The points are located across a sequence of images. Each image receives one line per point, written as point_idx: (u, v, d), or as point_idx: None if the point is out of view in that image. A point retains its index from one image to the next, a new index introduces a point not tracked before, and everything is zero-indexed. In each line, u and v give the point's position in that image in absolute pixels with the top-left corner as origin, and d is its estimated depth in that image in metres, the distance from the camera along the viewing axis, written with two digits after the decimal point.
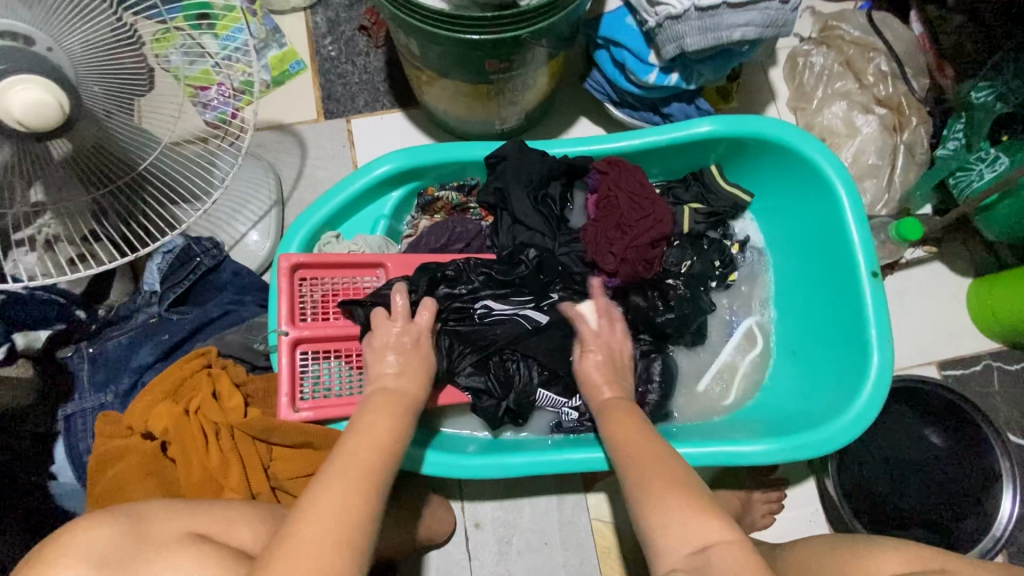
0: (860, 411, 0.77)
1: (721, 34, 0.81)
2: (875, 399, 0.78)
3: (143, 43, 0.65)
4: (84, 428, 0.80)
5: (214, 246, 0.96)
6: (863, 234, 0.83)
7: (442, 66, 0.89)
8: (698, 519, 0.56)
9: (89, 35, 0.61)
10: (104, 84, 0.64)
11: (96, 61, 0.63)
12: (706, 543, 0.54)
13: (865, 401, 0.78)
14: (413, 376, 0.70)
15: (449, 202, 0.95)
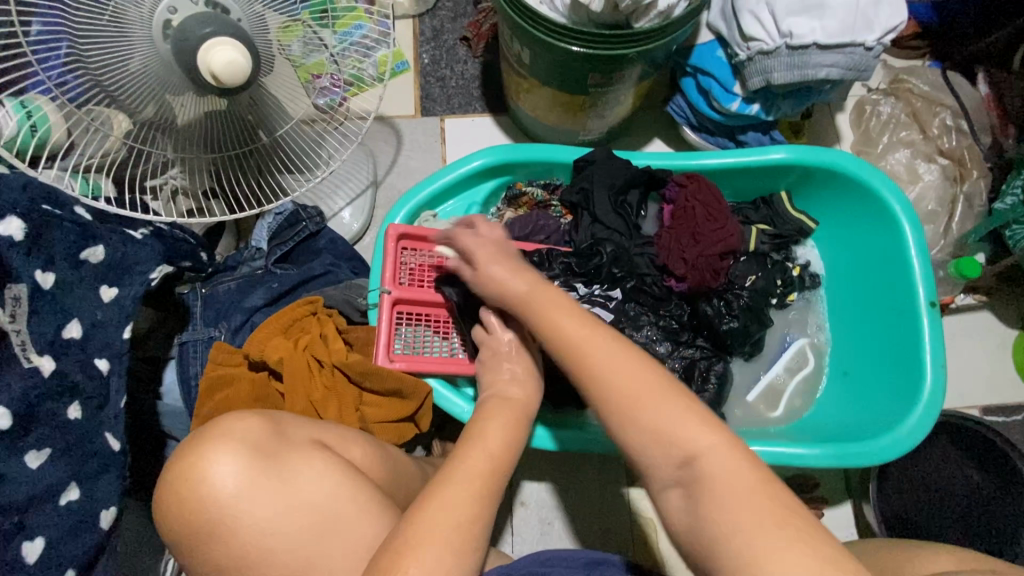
0: (913, 428, 0.82)
1: (807, 72, 0.90)
2: (927, 419, 0.82)
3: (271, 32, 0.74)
4: (195, 356, 0.88)
5: (318, 214, 1.06)
6: (924, 266, 0.89)
7: (548, 79, 1.00)
8: None
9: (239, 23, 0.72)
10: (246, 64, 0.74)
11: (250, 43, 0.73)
12: None
13: (917, 419, 0.82)
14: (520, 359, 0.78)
15: (533, 198, 1.05)
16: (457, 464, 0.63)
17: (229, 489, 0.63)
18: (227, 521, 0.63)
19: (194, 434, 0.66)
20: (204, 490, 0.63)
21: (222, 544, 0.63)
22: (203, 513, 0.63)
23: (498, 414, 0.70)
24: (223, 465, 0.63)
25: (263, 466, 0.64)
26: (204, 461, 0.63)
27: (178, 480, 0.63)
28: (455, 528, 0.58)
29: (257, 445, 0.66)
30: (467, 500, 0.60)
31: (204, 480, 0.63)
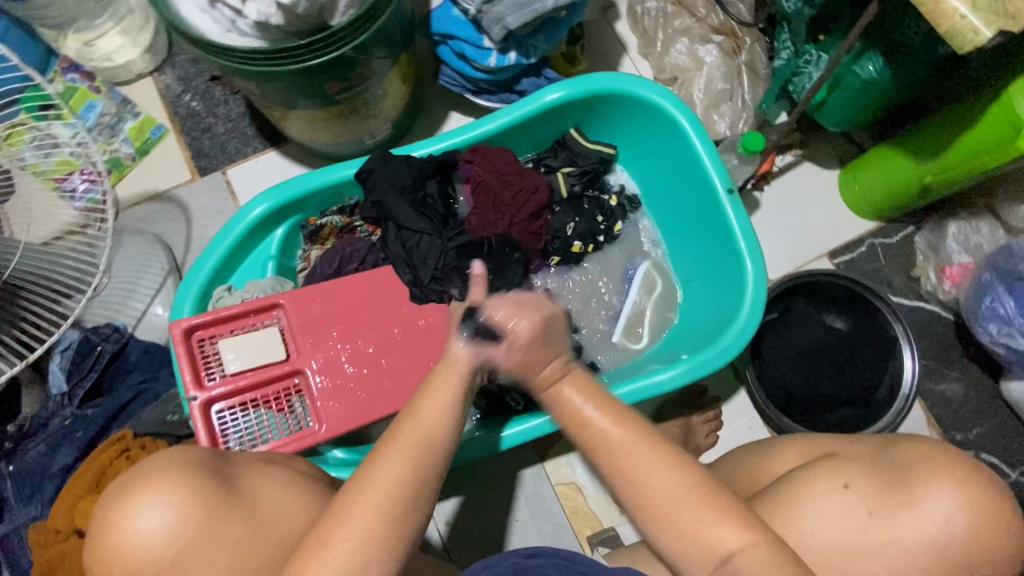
0: (745, 319, 0.83)
1: (536, 6, 0.85)
2: (757, 302, 0.84)
3: None
4: (21, 547, 0.79)
5: (115, 331, 0.96)
6: (712, 157, 0.89)
7: (287, 99, 0.89)
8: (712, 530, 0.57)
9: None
10: None
11: None
12: (728, 551, 0.56)
13: (748, 308, 0.84)
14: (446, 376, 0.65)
15: (333, 226, 0.97)
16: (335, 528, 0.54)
17: (156, 543, 0.55)
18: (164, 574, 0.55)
19: (118, 483, 0.58)
20: (125, 549, 0.55)
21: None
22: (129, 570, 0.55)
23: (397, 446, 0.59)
24: (146, 514, 0.55)
25: (193, 513, 0.56)
26: (123, 513, 0.55)
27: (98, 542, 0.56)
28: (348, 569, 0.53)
29: (191, 493, 0.57)
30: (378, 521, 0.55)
31: (125, 537, 0.55)
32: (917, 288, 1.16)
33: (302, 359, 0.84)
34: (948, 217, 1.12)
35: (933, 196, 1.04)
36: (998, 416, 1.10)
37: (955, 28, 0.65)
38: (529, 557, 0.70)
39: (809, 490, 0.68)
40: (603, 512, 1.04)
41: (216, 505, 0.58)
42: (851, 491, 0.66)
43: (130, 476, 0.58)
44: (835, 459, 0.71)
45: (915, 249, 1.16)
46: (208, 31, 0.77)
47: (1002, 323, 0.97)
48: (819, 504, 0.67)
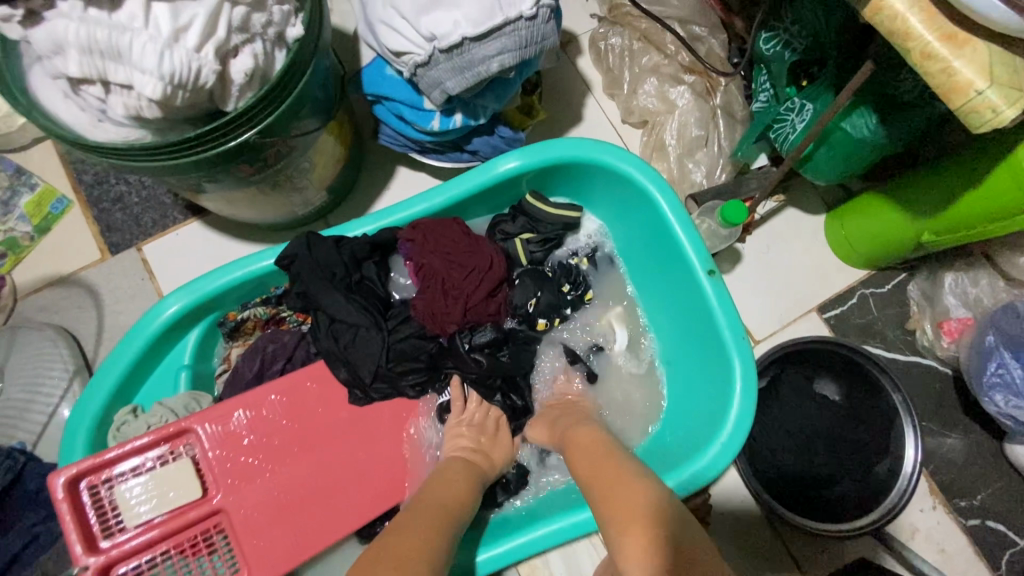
0: (735, 424, 0.73)
1: (478, 70, 0.72)
2: (748, 402, 0.74)
3: None
4: None
5: (8, 458, 0.83)
6: (688, 234, 0.78)
7: (193, 185, 0.76)
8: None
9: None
10: None
11: None
12: None
13: (738, 411, 0.74)
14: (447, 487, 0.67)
15: (257, 319, 0.84)
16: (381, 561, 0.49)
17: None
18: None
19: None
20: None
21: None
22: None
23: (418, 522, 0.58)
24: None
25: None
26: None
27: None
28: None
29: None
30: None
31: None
32: (913, 342, 1.07)
33: (222, 493, 0.72)
34: (944, 267, 1.03)
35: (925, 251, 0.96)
36: (1004, 480, 1.02)
37: (968, 104, 0.55)
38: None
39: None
40: None
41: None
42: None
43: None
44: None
45: (908, 299, 1.08)
46: (73, 123, 0.62)
47: (1008, 392, 0.89)
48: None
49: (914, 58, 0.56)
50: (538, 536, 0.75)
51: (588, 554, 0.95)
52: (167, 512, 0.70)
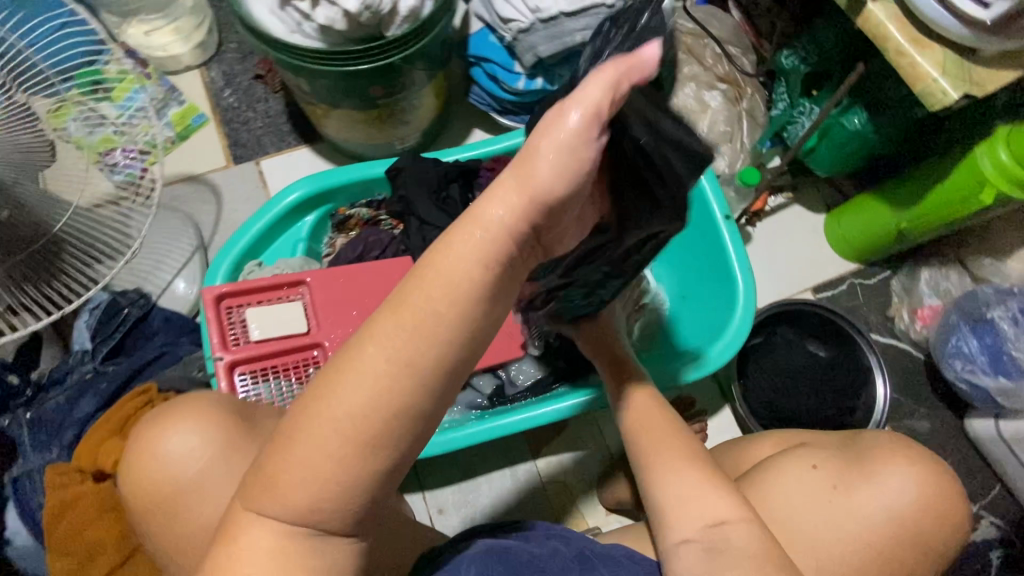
0: (736, 329, 0.92)
1: (566, 39, 0.95)
2: (747, 316, 0.92)
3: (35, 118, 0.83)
4: (34, 487, 0.82)
5: (141, 297, 1.00)
6: (713, 185, 0.98)
7: (332, 98, 0.98)
8: (707, 498, 0.65)
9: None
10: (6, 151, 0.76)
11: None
12: (717, 519, 0.63)
13: (739, 321, 0.92)
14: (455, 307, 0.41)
15: (361, 218, 1.05)
16: (326, 408, 0.42)
17: (187, 466, 0.61)
18: (178, 500, 0.61)
19: (149, 414, 0.65)
20: (159, 470, 0.61)
21: (170, 519, 0.62)
22: (156, 495, 0.62)
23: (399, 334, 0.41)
24: (178, 437, 0.61)
25: (219, 446, 0.61)
26: (155, 436, 0.62)
27: (133, 469, 0.62)
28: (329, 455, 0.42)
29: (220, 431, 0.62)
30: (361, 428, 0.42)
31: (156, 459, 0.61)
32: (891, 327, 1.25)
33: (323, 332, 0.90)
34: (921, 265, 1.22)
35: (906, 242, 1.15)
36: (959, 450, 1.18)
37: (926, 89, 0.77)
38: (527, 528, 0.75)
39: (783, 474, 0.77)
40: (589, 511, 1.09)
41: (234, 442, 0.62)
42: (819, 471, 0.76)
43: (158, 411, 0.64)
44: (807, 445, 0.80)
45: (891, 291, 1.26)
46: (275, 31, 0.86)
47: (966, 360, 1.07)
48: (792, 486, 0.76)
49: (891, 54, 0.79)
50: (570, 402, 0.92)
51: (598, 459, 1.11)
52: (283, 336, 0.88)
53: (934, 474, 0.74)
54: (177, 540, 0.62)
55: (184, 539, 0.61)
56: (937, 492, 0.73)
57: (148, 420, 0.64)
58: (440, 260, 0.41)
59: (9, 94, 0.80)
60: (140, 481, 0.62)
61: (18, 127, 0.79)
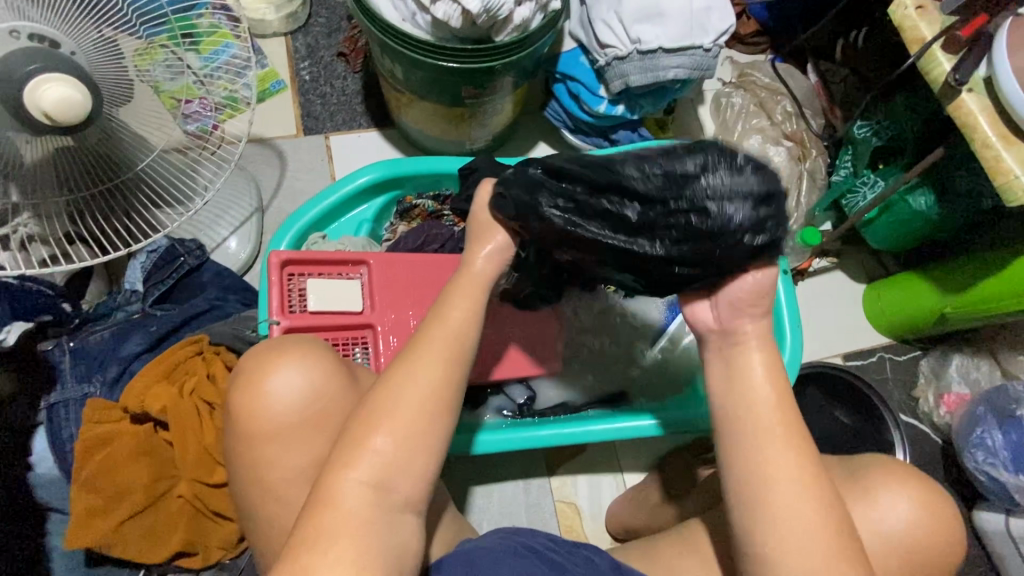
0: None
1: (658, 74, 0.97)
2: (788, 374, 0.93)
3: (126, 57, 0.77)
4: (68, 418, 0.81)
5: (198, 247, 1.00)
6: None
7: (422, 89, 1.00)
8: (841, 564, 0.58)
9: (83, 43, 0.73)
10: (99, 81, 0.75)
11: (95, 60, 0.74)
12: None
13: None
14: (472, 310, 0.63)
15: (425, 209, 1.05)
16: (392, 392, 0.57)
17: (293, 404, 0.62)
18: (283, 434, 0.61)
19: (251, 353, 0.65)
20: (266, 405, 0.61)
21: (271, 452, 0.61)
22: (261, 432, 0.61)
23: (426, 341, 0.60)
24: (284, 373, 0.62)
25: (324, 385, 0.62)
26: (260, 372, 0.62)
27: (235, 402, 0.62)
28: (412, 421, 0.56)
29: (323, 372, 0.63)
30: (426, 405, 0.57)
31: (260, 399, 0.61)
32: (914, 407, 1.26)
33: (376, 314, 0.90)
34: (953, 350, 1.24)
35: (945, 327, 1.17)
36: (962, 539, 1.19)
37: (1007, 184, 0.79)
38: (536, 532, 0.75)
39: None
40: (594, 536, 1.08)
41: (341, 384, 0.64)
42: None
43: (259, 352, 0.64)
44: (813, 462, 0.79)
45: (918, 372, 1.27)
46: (388, 15, 0.91)
47: (988, 452, 1.08)
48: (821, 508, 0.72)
49: (977, 145, 0.81)
50: (589, 428, 0.93)
51: (611, 486, 1.11)
52: (338, 312, 0.88)
53: (941, 502, 0.73)
54: (278, 474, 0.61)
55: (285, 475, 0.61)
56: (944, 518, 0.72)
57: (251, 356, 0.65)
58: (451, 297, 0.63)
59: (102, 28, 0.75)
60: (243, 415, 0.61)
61: (108, 61, 0.76)
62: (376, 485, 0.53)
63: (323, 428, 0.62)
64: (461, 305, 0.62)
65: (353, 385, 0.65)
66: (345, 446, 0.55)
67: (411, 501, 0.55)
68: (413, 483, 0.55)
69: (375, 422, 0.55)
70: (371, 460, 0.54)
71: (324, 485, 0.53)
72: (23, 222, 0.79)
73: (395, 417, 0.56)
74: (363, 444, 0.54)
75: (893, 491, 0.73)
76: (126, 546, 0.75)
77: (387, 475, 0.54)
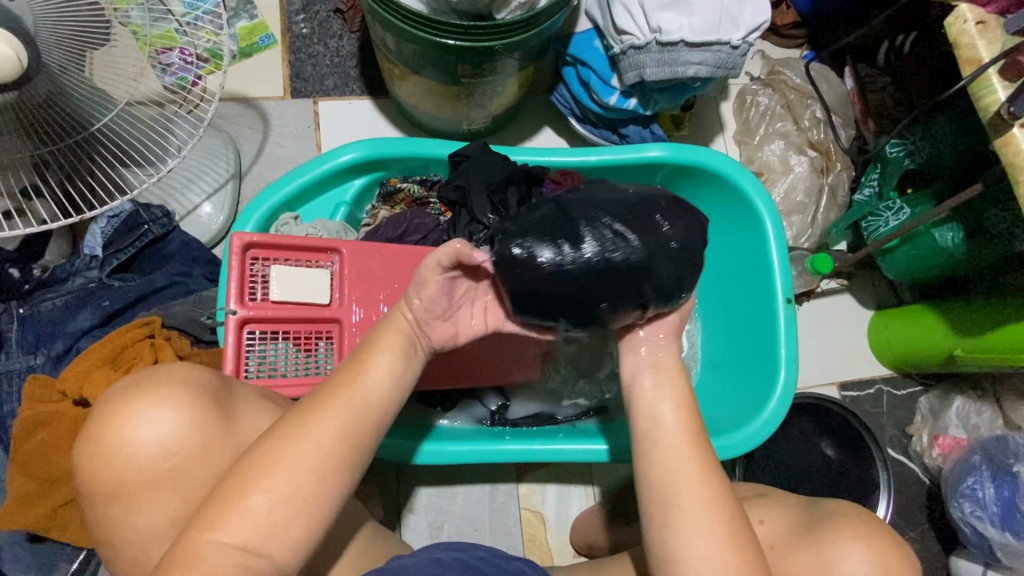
0: (766, 420, 0.87)
1: (677, 69, 0.87)
2: (778, 411, 0.87)
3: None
4: (10, 391, 0.78)
5: (164, 216, 0.93)
6: (782, 266, 0.93)
7: (415, 64, 0.91)
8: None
9: None
10: (58, 28, 0.66)
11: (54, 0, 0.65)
12: None
13: (771, 411, 0.87)
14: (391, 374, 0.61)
15: (410, 194, 0.97)
16: (276, 457, 0.53)
17: (150, 459, 0.55)
18: (140, 492, 0.55)
19: (109, 394, 0.58)
20: (121, 460, 0.55)
21: (125, 510, 0.56)
22: (112, 487, 0.55)
23: (330, 403, 0.57)
24: (144, 422, 0.55)
25: (185, 435, 0.56)
26: (110, 423, 0.55)
27: (85, 454, 0.55)
28: (297, 489, 0.53)
29: (186, 420, 0.57)
30: (313, 474, 0.54)
31: (113, 452, 0.55)
32: (906, 444, 1.21)
33: (343, 309, 0.84)
34: (955, 391, 1.18)
35: (951, 367, 1.10)
36: None
37: None
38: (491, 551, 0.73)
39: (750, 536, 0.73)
40: (558, 548, 1.06)
41: (216, 434, 0.58)
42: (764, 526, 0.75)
43: (111, 396, 0.57)
44: (765, 498, 0.80)
45: (916, 408, 1.22)
46: None
47: (976, 504, 1.03)
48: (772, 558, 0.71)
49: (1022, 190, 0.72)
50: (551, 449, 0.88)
51: (581, 498, 1.08)
52: (303, 302, 0.83)
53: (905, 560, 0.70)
54: (136, 532, 0.56)
55: (144, 534, 0.56)
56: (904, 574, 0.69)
57: (108, 398, 0.58)
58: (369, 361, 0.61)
59: None
60: (92, 471, 0.55)
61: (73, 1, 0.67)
62: (247, 550, 0.51)
63: (189, 483, 0.56)
64: (383, 365, 0.61)
65: (233, 431, 0.59)
66: (217, 507, 0.52)
67: (284, 565, 0.53)
68: (288, 550, 0.52)
69: (252, 482, 0.52)
70: (246, 522, 0.51)
71: (183, 547, 0.51)
72: None
73: (276, 478, 0.53)
74: (236, 504, 0.52)
75: (844, 543, 0.69)
76: (63, 530, 0.73)
77: (258, 539, 0.51)
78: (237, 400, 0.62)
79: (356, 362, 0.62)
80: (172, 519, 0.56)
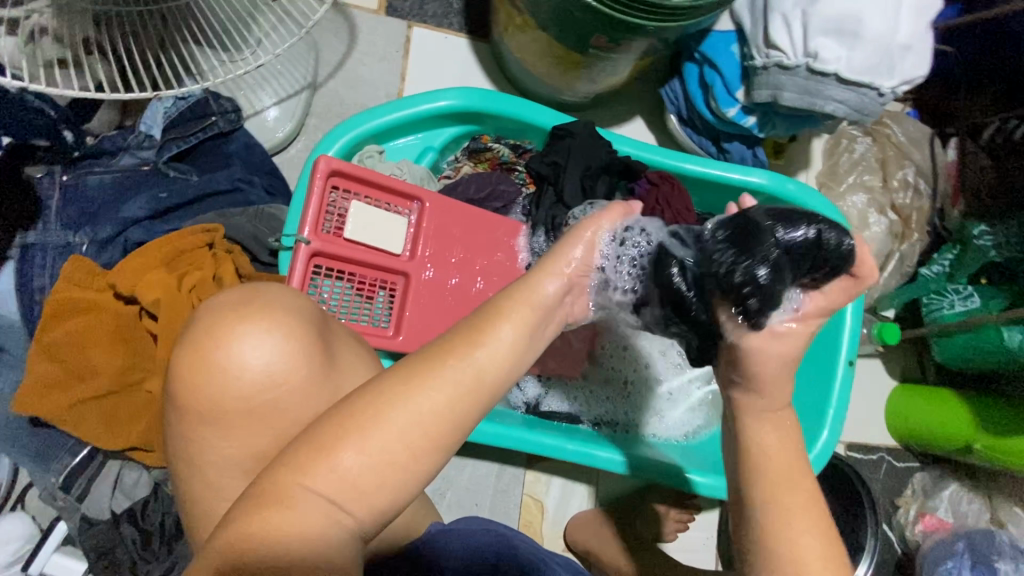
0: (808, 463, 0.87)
1: (816, 102, 0.82)
2: (818, 458, 0.88)
3: None
4: (43, 264, 0.71)
5: (234, 111, 0.83)
6: (855, 320, 0.92)
7: (544, 18, 0.83)
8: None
9: None
10: None
11: None
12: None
13: (813, 455, 0.88)
14: (511, 353, 0.51)
15: (498, 156, 0.91)
16: (379, 410, 0.46)
17: (257, 387, 0.49)
18: (234, 422, 0.50)
19: (215, 304, 0.50)
20: (229, 381, 0.49)
21: (212, 432, 0.49)
22: (211, 409, 0.49)
23: (444, 367, 0.48)
24: (257, 345, 0.49)
25: (302, 362, 0.50)
26: (223, 341, 0.48)
27: (187, 367, 0.48)
28: (403, 446, 0.46)
29: (304, 349, 0.51)
30: (414, 434, 0.46)
31: (220, 371, 0.48)
32: (891, 513, 1.24)
33: (414, 264, 0.79)
34: (952, 475, 1.21)
35: (965, 457, 1.13)
36: None
37: None
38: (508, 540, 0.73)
39: None
40: (550, 539, 1.06)
41: (323, 379, 0.52)
42: None
43: (220, 307, 0.50)
44: None
45: (908, 482, 1.25)
46: None
47: None
48: None
49: None
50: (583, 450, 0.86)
51: (582, 498, 1.08)
52: (375, 246, 0.77)
53: None
54: (195, 464, 0.51)
55: (213, 465, 0.50)
56: None
57: (214, 306, 0.50)
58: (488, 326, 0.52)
59: None
60: (190, 383, 0.48)
61: None
62: (335, 504, 0.44)
63: (281, 424, 0.51)
64: (502, 339, 0.51)
65: (337, 377, 0.54)
66: (301, 449, 0.44)
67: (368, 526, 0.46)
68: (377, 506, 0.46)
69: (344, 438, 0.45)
70: (333, 476, 0.44)
71: (271, 481, 0.44)
72: (40, 12, 0.61)
73: (375, 435, 0.45)
74: (330, 453, 0.44)
75: None
76: (77, 425, 0.67)
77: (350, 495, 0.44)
78: (339, 340, 0.56)
79: (470, 328, 0.52)
80: (240, 456, 0.50)
